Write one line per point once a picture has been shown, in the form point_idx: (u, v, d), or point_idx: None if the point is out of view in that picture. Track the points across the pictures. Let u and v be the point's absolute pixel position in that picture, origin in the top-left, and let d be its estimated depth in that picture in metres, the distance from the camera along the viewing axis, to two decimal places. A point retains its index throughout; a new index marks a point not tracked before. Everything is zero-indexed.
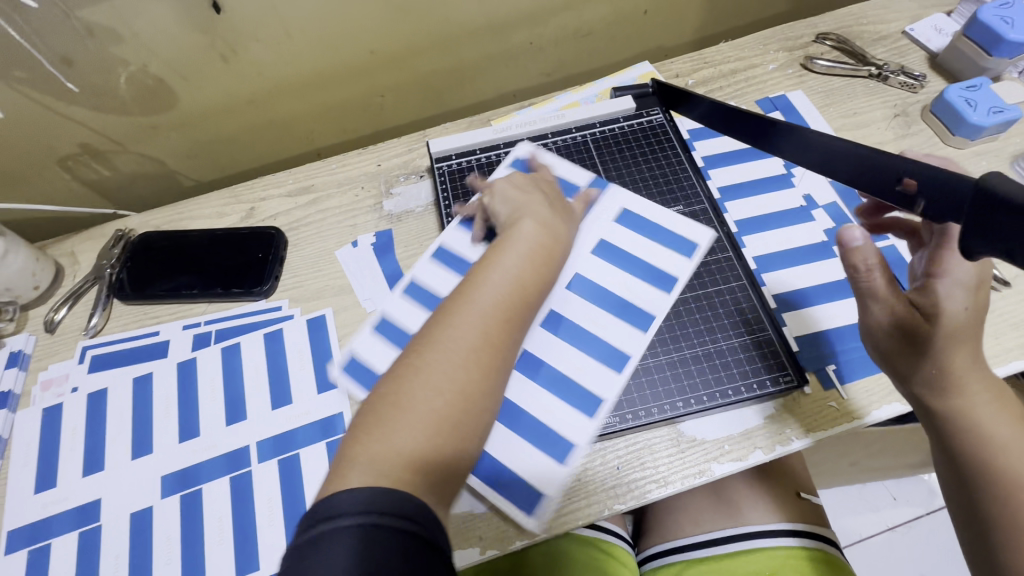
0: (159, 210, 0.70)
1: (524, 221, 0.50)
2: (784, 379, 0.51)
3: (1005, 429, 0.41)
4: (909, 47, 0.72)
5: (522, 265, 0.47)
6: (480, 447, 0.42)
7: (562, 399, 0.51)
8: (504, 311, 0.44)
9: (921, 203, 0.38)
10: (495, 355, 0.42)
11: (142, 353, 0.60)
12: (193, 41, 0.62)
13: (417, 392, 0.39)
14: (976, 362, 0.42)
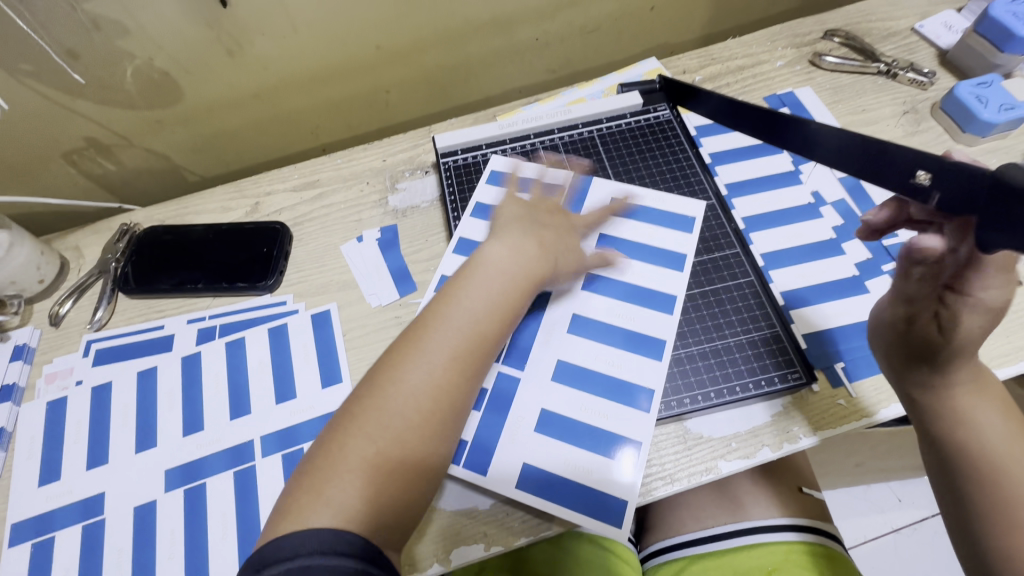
0: (164, 205, 0.70)
1: (487, 248, 0.52)
2: (793, 377, 0.51)
3: (992, 420, 0.42)
4: (918, 44, 0.72)
5: (479, 295, 0.48)
6: (433, 484, 0.43)
7: (570, 394, 0.50)
8: (460, 341, 0.45)
9: (937, 196, 0.36)
10: (447, 388, 0.44)
11: (146, 347, 0.60)
12: (199, 35, 0.62)
13: (368, 425, 0.41)
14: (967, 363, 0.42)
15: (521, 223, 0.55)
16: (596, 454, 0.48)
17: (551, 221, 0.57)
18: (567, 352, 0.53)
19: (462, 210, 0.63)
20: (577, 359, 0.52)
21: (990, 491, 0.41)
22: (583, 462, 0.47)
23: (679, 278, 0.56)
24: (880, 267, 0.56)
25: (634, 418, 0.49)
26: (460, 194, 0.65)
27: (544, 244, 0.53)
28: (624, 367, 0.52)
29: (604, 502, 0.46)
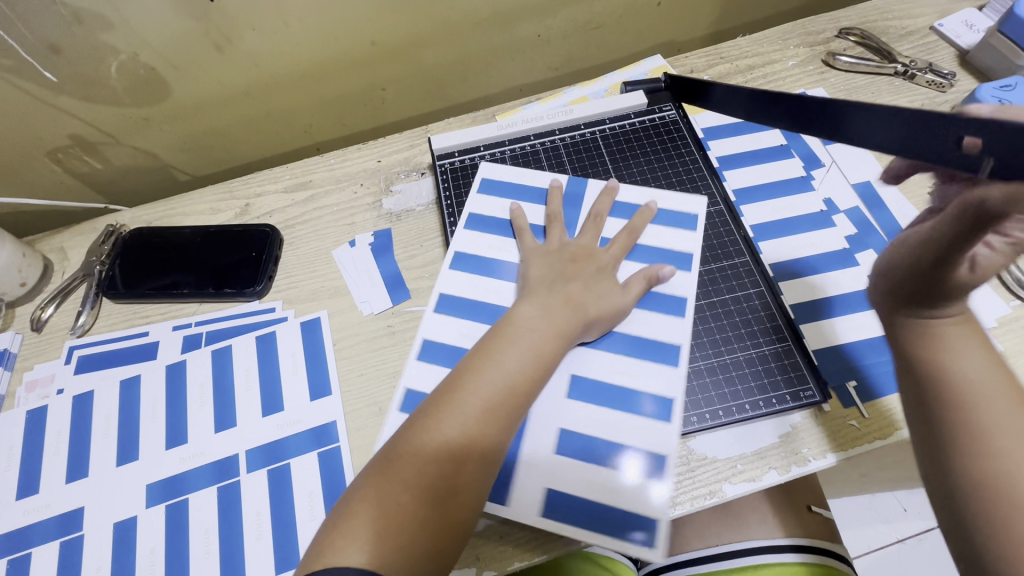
0: (152, 205, 0.68)
1: (518, 309, 0.48)
2: (806, 395, 0.48)
3: (975, 360, 0.40)
4: (937, 44, 0.69)
5: (511, 356, 0.45)
6: (461, 542, 0.40)
7: (588, 411, 0.48)
8: (488, 406, 0.42)
9: (992, 160, 0.31)
10: (473, 455, 0.41)
11: (130, 354, 0.58)
12: (186, 29, 0.60)
13: (389, 488, 0.39)
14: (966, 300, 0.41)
15: (547, 280, 0.50)
16: (620, 473, 0.45)
17: (575, 266, 0.52)
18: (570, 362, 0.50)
19: (459, 220, 0.60)
20: (590, 374, 0.49)
21: (965, 429, 0.38)
22: (597, 484, 0.45)
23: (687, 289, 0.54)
24: None
25: (639, 425, 0.47)
26: (455, 201, 0.62)
27: (564, 297, 0.49)
28: (636, 377, 0.49)
29: (636, 520, 0.43)
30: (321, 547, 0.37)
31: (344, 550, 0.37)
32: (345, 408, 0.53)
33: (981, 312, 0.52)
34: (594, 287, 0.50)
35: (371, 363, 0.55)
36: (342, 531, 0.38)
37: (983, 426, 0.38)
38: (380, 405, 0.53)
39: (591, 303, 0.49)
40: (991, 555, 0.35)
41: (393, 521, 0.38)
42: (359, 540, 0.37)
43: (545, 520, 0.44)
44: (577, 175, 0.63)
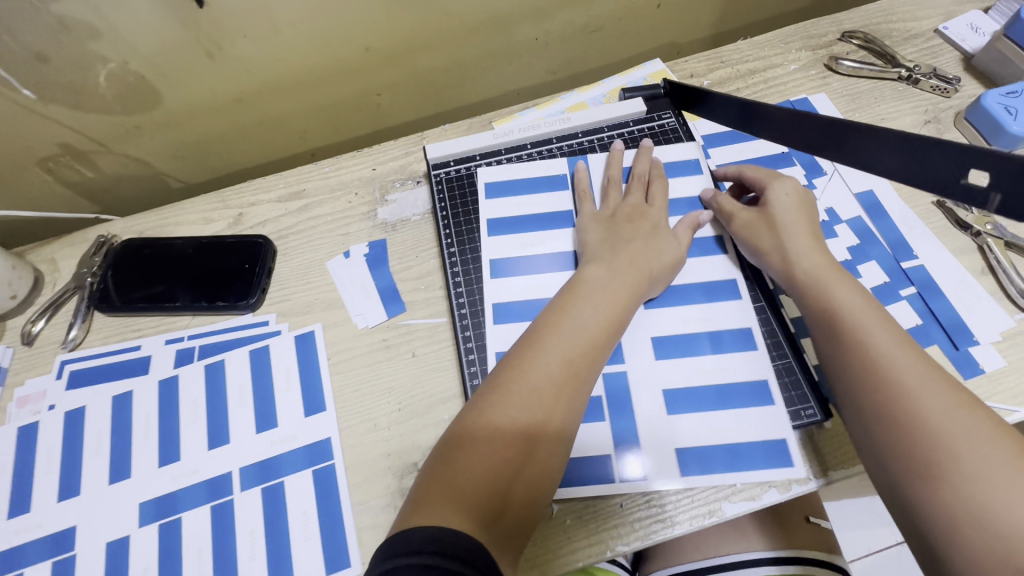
0: (143, 215, 0.67)
1: (584, 271, 0.51)
2: (807, 413, 0.48)
3: (854, 302, 0.46)
4: (941, 48, 0.68)
5: (587, 309, 0.47)
6: (552, 486, 0.43)
7: (682, 363, 0.51)
8: (570, 356, 0.45)
9: (998, 196, 0.37)
10: (560, 401, 0.43)
11: (122, 369, 0.57)
12: (175, 36, 0.58)
13: (479, 435, 0.41)
14: (812, 241, 0.51)
15: (607, 242, 0.53)
16: (738, 411, 0.48)
17: (636, 228, 0.54)
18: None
19: (482, 226, 0.60)
20: (666, 332, 0.52)
21: (870, 379, 0.42)
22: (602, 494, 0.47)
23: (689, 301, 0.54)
24: (897, 292, 0.53)
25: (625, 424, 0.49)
26: (467, 207, 0.62)
27: (634, 258, 0.51)
28: (717, 320, 0.52)
29: (766, 448, 0.47)
30: (420, 499, 0.39)
31: (449, 500, 0.38)
32: (340, 424, 0.53)
33: (983, 325, 0.51)
34: (660, 246, 0.53)
35: (366, 378, 0.55)
36: (444, 482, 0.39)
37: (870, 362, 0.43)
38: (375, 421, 0.52)
39: (657, 261, 0.52)
40: (900, 479, 0.39)
41: (490, 468, 0.40)
42: (461, 488, 0.39)
43: (689, 478, 0.47)
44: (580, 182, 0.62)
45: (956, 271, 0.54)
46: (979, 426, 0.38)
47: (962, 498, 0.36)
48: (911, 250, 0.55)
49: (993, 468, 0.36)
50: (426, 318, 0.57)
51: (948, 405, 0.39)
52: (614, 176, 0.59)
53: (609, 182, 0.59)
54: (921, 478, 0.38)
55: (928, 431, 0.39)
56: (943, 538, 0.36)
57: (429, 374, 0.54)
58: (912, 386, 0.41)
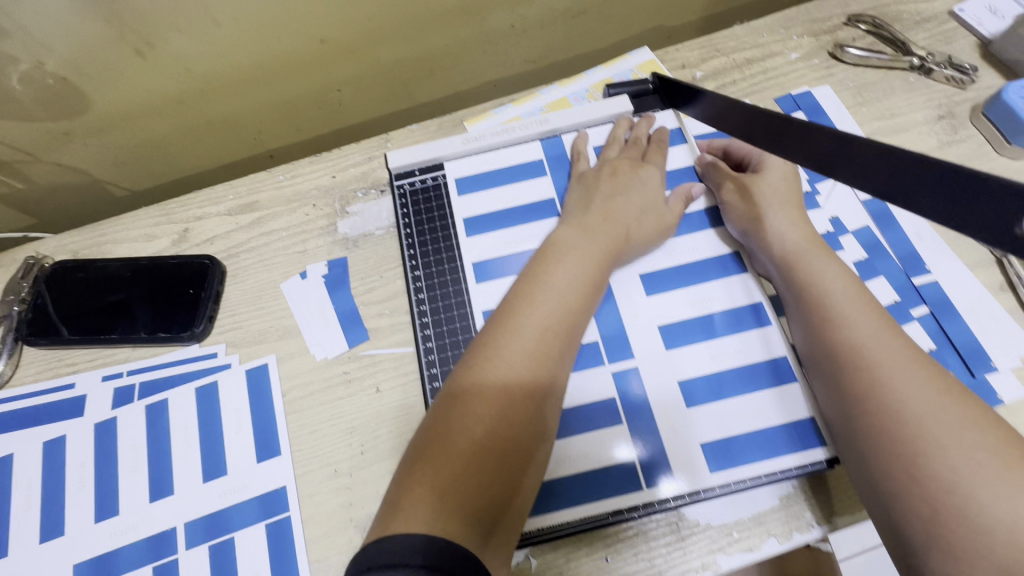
0: (78, 232, 0.60)
1: (556, 232, 0.47)
2: (812, 462, 0.42)
3: (834, 277, 0.43)
4: (956, 32, 0.61)
5: (563, 274, 0.43)
6: (531, 480, 0.38)
7: (690, 353, 0.46)
8: (549, 327, 0.40)
9: None
10: (537, 380, 0.39)
11: (55, 410, 0.51)
12: (97, 33, 0.51)
13: (452, 428, 0.36)
14: (794, 212, 0.48)
15: (587, 198, 0.49)
16: (748, 398, 0.44)
17: (621, 182, 0.50)
18: (603, 328, 0.47)
19: (458, 226, 0.55)
20: (672, 319, 0.47)
21: (849, 353, 0.39)
22: (589, 543, 0.42)
23: (679, 314, 0.47)
24: (909, 312, 0.48)
25: (620, 442, 0.43)
26: (439, 214, 0.55)
27: (614, 213, 0.47)
28: (725, 299, 0.48)
29: (769, 438, 0.43)
30: (392, 505, 0.34)
31: (421, 499, 0.33)
32: (296, 470, 0.48)
33: (1000, 348, 0.46)
34: (648, 203, 0.49)
35: (325, 417, 0.49)
36: (417, 483, 0.34)
37: (853, 342, 0.39)
38: (335, 466, 0.47)
39: (641, 221, 0.48)
40: (879, 472, 0.35)
41: (470, 463, 0.35)
42: (427, 480, 0.34)
43: (717, 475, 0.42)
44: (558, 182, 0.55)
45: (973, 288, 0.49)
46: (966, 413, 0.34)
47: (946, 491, 0.32)
48: (923, 264, 0.50)
49: (982, 459, 0.32)
50: (392, 347, 0.51)
51: (934, 389, 0.35)
52: (616, 135, 0.55)
53: (610, 140, 0.55)
54: (900, 465, 0.34)
55: (912, 416, 0.34)
56: (922, 537, 0.32)
57: (394, 412, 0.49)
58: (896, 366, 0.36)
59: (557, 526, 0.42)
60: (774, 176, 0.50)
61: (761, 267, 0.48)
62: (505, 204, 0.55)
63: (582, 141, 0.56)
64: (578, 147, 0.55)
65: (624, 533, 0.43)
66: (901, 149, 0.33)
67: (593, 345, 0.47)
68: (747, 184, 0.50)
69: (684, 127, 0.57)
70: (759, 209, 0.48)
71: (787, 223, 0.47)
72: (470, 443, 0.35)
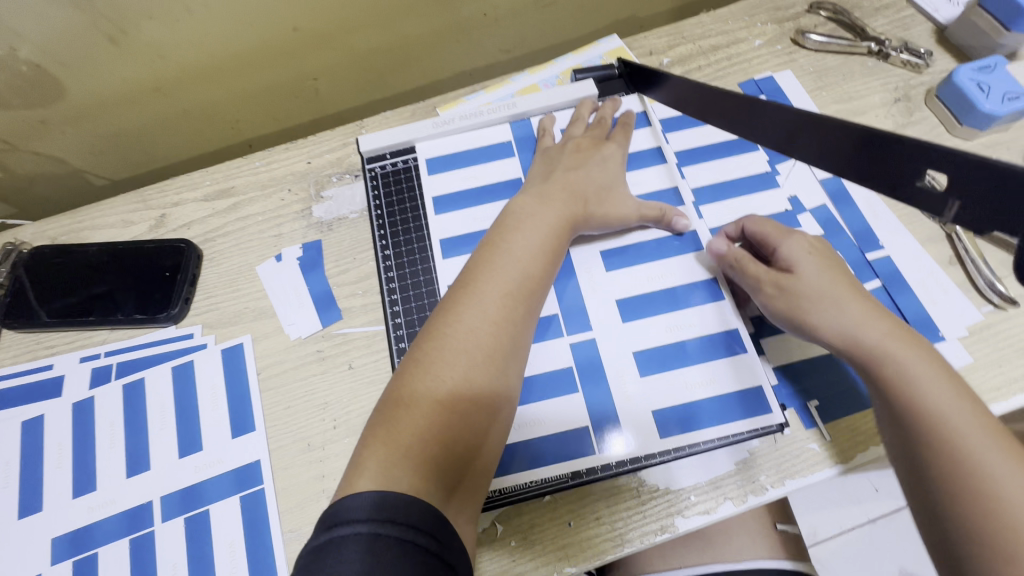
0: (56, 218, 0.61)
1: (516, 201, 0.48)
2: (763, 426, 0.44)
3: (932, 383, 0.36)
4: (914, 18, 0.63)
5: (521, 241, 0.44)
6: (498, 441, 0.39)
7: (647, 324, 0.48)
8: (508, 291, 0.42)
9: (957, 204, 0.32)
10: (498, 344, 0.40)
11: (33, 391, 0.52)
12: (70, 20, 0.52)
13: (416, 392, 0.37)
14: (850, 308, 0.40)
15: (549, 170, 0.51)
16: (702, 366, 0.46)
17: (583, 157, 0.51)
18: (563, 303, 0.49)
19: (427, 206, 0.56)
20: (630, 293, 0.49)
21: (952, 470, 0.33)
22: (552, 507, 0.44)
23: (637, 288, 0.49)
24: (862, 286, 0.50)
25: (577, 410, 0.45)
26: (410, 197, 0.57)
27: (574, 184, 0.49)
28: (681, 273, 0.49)
29: (722, 404, 0.45)
30: (355, 466, 0.35)
31: (387, 458, 0.34)
32: (270, 445, 0.49)
33: (948, 318, 0.48)
34: (607, 177, 0.51)
35: (299, 394, 0.51)
36: (381, 443, 0.35)
37: (951, 464, 0.33)
38: (308, 441, 0.49)
39: (600, 194, 0.49)
40: None
41: (434, 425, 0.36)
42: (394, 440, 0.35)
43: (668, 440, 0.44)
44: (525, 162, 0.57)
45: (923, 262, 0.51)
46: None
47: None
48: (877, 240, 0.52)
49: None
50: (364, 326, 0.53)
51: None
52: (581, 115, 0.56)
53: (575, 120, 0.56)
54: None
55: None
56: None
57: (366, 389, 0.50)
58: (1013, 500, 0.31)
59: (520, 489, 0.43)
60: (811, 266, 0.43)
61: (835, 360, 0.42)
62: (474, 187, 0.56)
63: (550, 120, 0.57)
64: (547, 123, 0.57)
65: (587, 500, 0.44)
66: (847, 125, 0.35)
67: (555, 319, 0.48)
68: (788, 283, 0.43)
69: (648, 108, 0.57)
70: (804, 313, 0.42)
71: (855, 321, 0.40)
72: (433, 405, 0.37)
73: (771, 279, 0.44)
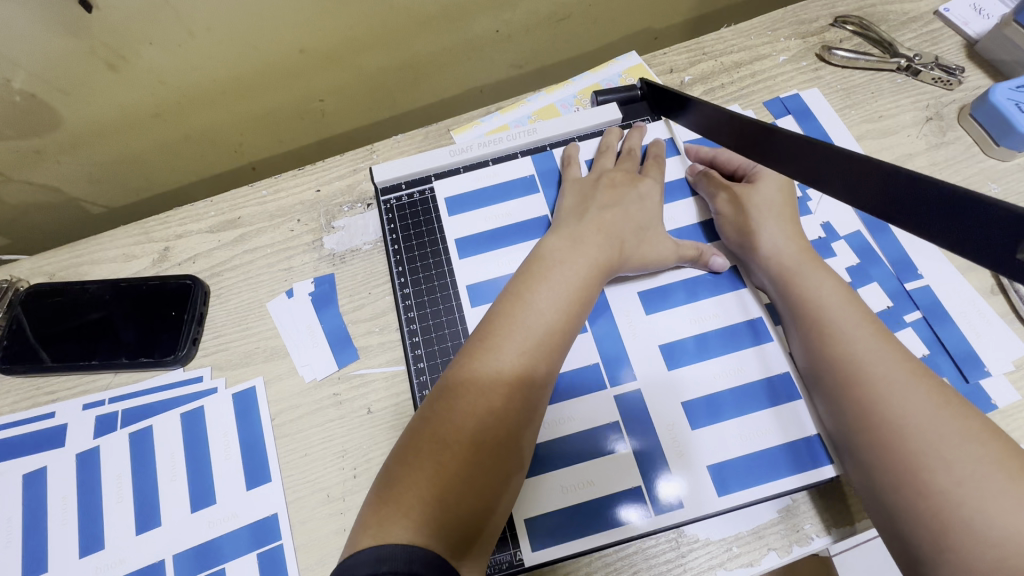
0: (53, 253, 0.58)
1: (545, 243, 0.46)
2: (814, 480, 0.42)
3: (834, 293, 0.42)
4: (942, 32, 0.61)
5: (543, 290, 0.42)
6: (505, 507, 0.37)
7: (690, 371, 0.45)
8: (527, 348, 0.39)
9: None
10: (511, 402, 0.38)
11: (34, 441, 0.49)
12: (68, 49, 0.49)
13: (422, 450, 0.35)
14: (785, 225, 0.47)
15: (581, 207, 0.48)
16: (749, 416, 0.44)
17: (619, 193, 0.49)
18: (602, 350, 0.47)
19: (450, 245, 0.54)
20: (672, 338, 0.47)
21: (845, 368, 0.38)
22: (591, 565, 0.42)
23: (680, 332, 0.47)
24: (902, 318, 0.48)
25: (624, 464, 0.43)
26: (428, 229, 0.55)
27: (608, 225, 0.47)
28: (723, 316, 0.47)
29: (770, 457, 0.43)
30: (363, 525, 0.34)
31: (392, 519, 0.33)
32: (288, 497, 0.46)
33: (993, 353, 0.46)
34: (645, 216, 0.48)
35: (317, 440, 0.48)
36: (384, 502, 0.34)
37: (845, 359, 0.39)
38: (327, 491, 0.46)
39: (637, 235, 0.47)
40: (885, 484, 0.34)
41: (438, 482, 0.34)
42: (402, 505, 0.33)
43: (726, 496, 0.42)
44: (551, 193, 0.54)
45: (965, 293, 0.49)
46: (968, 427, 0.33)
47: (953, 505, 0.31)
48: (915, 268, 0.50)
49: (986, 472, 0.31)
50: (383, 366, 0.50)
51: (935, 402, 0.35)
52: (609, 143, 0.54)
53: (602, 148, 0.54)
54: (906, 482, 0.33)
55: (913, 429, 0.34)
56: (932, 551, 0.31)
57: (388, 434, 0.48)
58: (895, 381, 0.36)
59: (562, 552, 0.41)
60: (763, 188, 0.50)
61: (757, 280, 0.47)
62: (494, 221, 0.54)
63: (576, 148, 0.55)
64: (575, 152, 0.54)
65: (623, 552, 0.42)
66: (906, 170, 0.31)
67: (594, 365, 0.46)
68: (746, 193, 0.49)
69: (674, 135, 0.56)
70: (752, 222, 0.48)
71: (782, 236, 0.47)
72: (437, 466, 0.35)
73: (732, 189, 0.50)
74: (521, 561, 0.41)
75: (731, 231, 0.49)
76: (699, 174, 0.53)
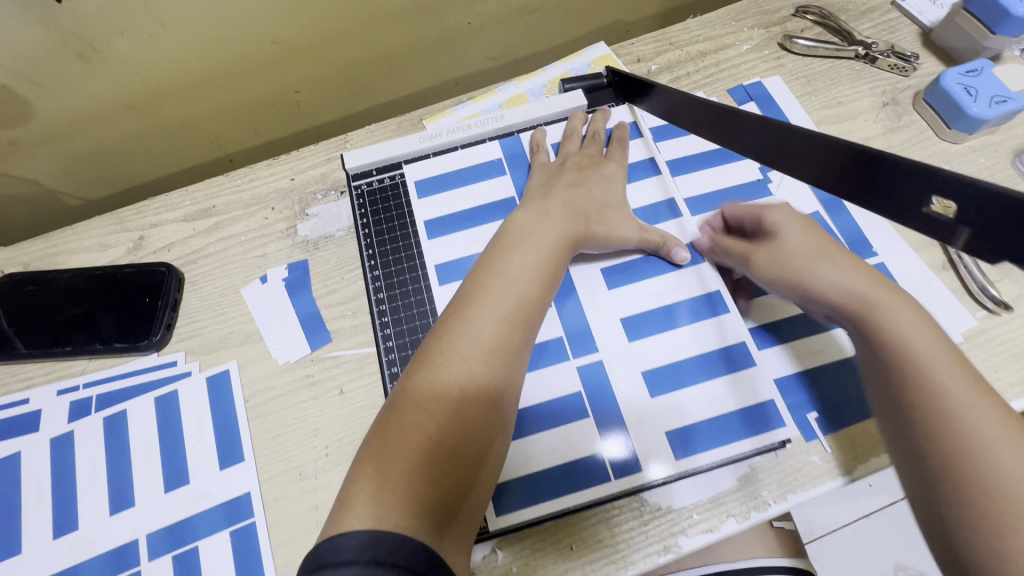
0: (28, 243, 0.58)
1: (513, 217, 0.48)
2: (768, 445, 0.44)
3: (914, 329, 0.37)
4: (899, 21, 0.63)
5: (516, 262, 0.43)
6: (488, 479, 0.38)
7: (652, 342, 0.47)
8: (502, 317, 0.41)
9: (966, 229, 0.30)
10: (491, 373, 0.39)
11: (8, 426, 0.50)
12: (40, 40, 0.50)
13: (406, 422, 0.36)
14: (837, 265, 0.42)
15: (547, 186, 0.50)
16: (706, 384, 0.45)
17: (583, 174, 0.51)
18: (566, 324, 0.48)
19: (420, 229, 0.55)
20: (633, 311, 0.48)
21: (923, 401, 0.34)
22: (555, 533, 0.43)
23: (642, 305, 0.48)
24: None
25: (585, 433, 0.44)
26: (399, 214, 0.56)
27: (572, 202, 0.48)
28: (684, 289, 0.49)
29: (727, 423, 0.44)
30: (347, 498, 0.34)
31: (377, 493, 0.33)
32: (260, 476, 0.47)
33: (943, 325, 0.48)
34: (608, 195, 0.50)
35: (290, 421, 0.49)
36: (367, 475, 0.34)
37: (922, 390, 0.34)
38: (300, 469, 0.47)
39: (601, 212, 0.49)
40: (949, 519, 0.30)
41: (425, 456, 0.35)
42: (388, 478, 0.34)
43: (685, 459, 0.43)
44: (519, 176, 0.56)
45: (918, 269, 0.51)
46: None
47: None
48: (870, 246, 0.52)
49: None
50: (355, 348, 0.51)
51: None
52: (575, 128, 0.56)
53: (568, 133, 0.56)
54: (964, 511, 0.30)
55: (993, 469, 0.30)
56: None
57: (358, 413, 0.49)
58: (977, 421, 0.31)
59: (527, 519, 0.42)
60: (792, 232, 0.45)
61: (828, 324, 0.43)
62: (463, 204, 0.55)
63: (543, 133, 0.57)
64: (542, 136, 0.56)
65: (588, 520, 0.43)
66: (842, 142, 0.35)
67: (558, 339, 0.47)
68: (774, 250, 0.45)
69: (639, 119, 0.58)
70: (797, 277, 0.43)
71: (841, 274, 0.41)
72: (422, 435, 0.35)
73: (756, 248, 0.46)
74: (487, 527, 0.42)
75: (778, 288, 0.45)
76: (711, 252, 0.50)
